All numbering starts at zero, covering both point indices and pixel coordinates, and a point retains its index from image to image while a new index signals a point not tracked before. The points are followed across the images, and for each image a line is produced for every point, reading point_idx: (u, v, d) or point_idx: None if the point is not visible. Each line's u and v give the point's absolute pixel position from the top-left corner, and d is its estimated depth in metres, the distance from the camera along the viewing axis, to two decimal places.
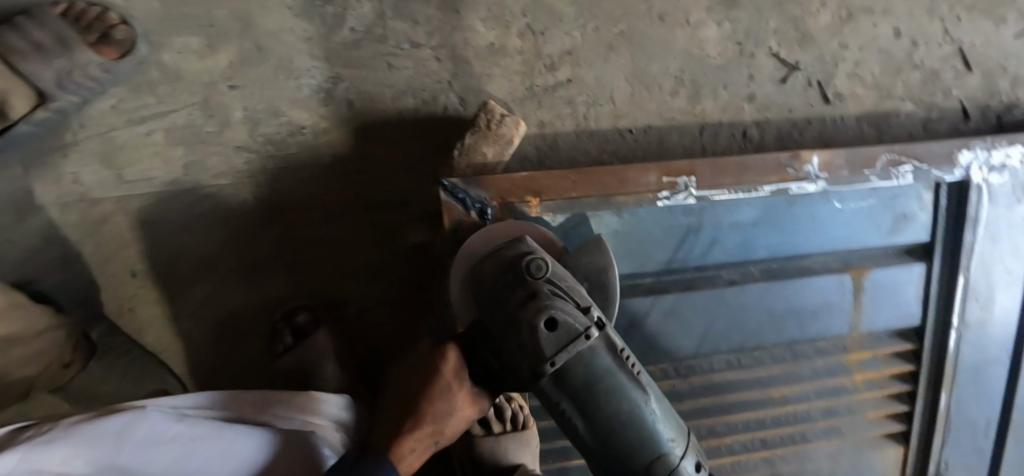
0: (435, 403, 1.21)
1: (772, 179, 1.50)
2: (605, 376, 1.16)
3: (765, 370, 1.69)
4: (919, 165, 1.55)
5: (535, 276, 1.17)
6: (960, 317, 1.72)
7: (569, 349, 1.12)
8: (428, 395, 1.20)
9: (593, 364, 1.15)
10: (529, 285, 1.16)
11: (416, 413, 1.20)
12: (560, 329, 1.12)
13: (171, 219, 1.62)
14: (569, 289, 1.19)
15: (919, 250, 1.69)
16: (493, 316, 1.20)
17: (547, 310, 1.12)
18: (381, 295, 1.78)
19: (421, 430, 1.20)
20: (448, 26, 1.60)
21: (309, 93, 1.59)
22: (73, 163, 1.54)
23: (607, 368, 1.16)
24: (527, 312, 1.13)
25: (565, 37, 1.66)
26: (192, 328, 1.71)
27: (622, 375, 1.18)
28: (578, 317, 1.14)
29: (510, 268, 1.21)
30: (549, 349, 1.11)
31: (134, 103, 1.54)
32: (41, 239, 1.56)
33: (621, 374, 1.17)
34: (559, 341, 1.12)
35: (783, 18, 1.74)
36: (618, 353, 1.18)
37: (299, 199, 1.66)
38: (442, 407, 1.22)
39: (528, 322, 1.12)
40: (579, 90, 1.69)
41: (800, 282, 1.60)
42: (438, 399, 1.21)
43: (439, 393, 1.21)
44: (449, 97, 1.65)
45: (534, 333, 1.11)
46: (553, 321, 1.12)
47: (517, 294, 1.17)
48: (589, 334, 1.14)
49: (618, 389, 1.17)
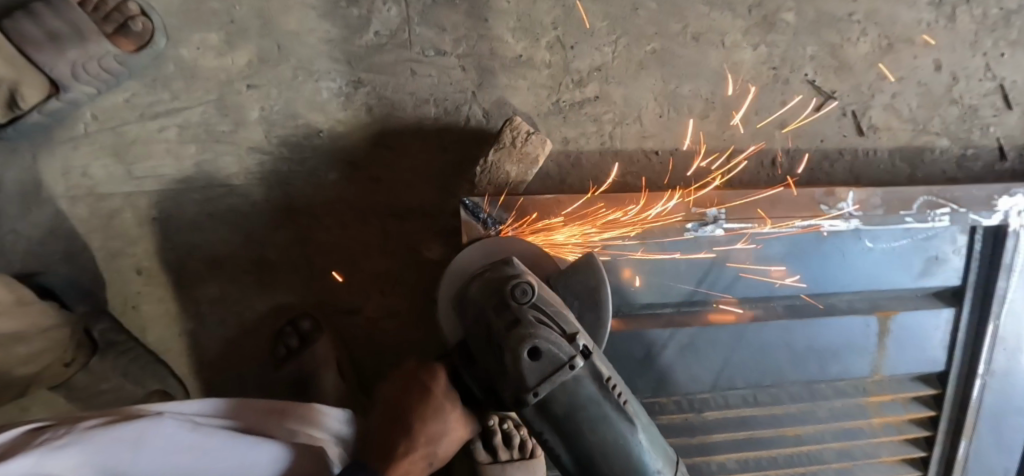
0: (427, 423, 1.10)
1: (805, 214, 1.47)
2: (590, 408, 1.05)
3: (782, 408, 1.64)
4: (957, 208, 1.51)
5: (519, 300, 1.05)
6: (986, 365, 1.66)
7: (553, 379, 1.01)
8: (419, 414, 1.10)
9: (577, 394, 1.04)
10: (511, 310, 1.05)
11: (407, 433, 1.09)
12: (543, 358, 1.01)
13: (180, 218, 1.56)
14: (556, 314, 1.06)
15: (948, 294, 1.63)
16: (475, 340, 1.10)
17: (530, 338, 1.01)
18: (387, 306, 1.68)
19: (413, 451, 1.09)
20: (475, 35, 1.55)
21: (328, 96, 1.54)
22: (83, 155, 1.50)
23: (594, 398, 1.06)
24: (509, 339, 1.02)
25: (595, 53, 1.60)
26: (194, 329, 1.64)
27: (609, 406, 1.07)
28: (564, 344, 1.03)
29: (493, 290, 1.09)
30: (532, 379, 1.01)
31: (149, 97, 1.49)
32: (48, 231, 1.52)
33: (608, 405, 1.07)
34: (541, 371, 1.01)
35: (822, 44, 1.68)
36: (606, 383, 1.07)
37: (313, 201, 1.60)
38: (434, 428, 1.11)
39: (509, 349, 1.01)
40: (606, 108, 1.63)
41: (823, 321, 1.56)
42: (430, 419, 1.11)
43: (433, 412, 1.11)
44: (473, 109, 1.60)
45: (517, 361, 1.00)
46: (536, 349, 1.01)
47: (498, 319, 1.05)
48: (574, 363, 1.03)
49: (605, 420, 1.06)
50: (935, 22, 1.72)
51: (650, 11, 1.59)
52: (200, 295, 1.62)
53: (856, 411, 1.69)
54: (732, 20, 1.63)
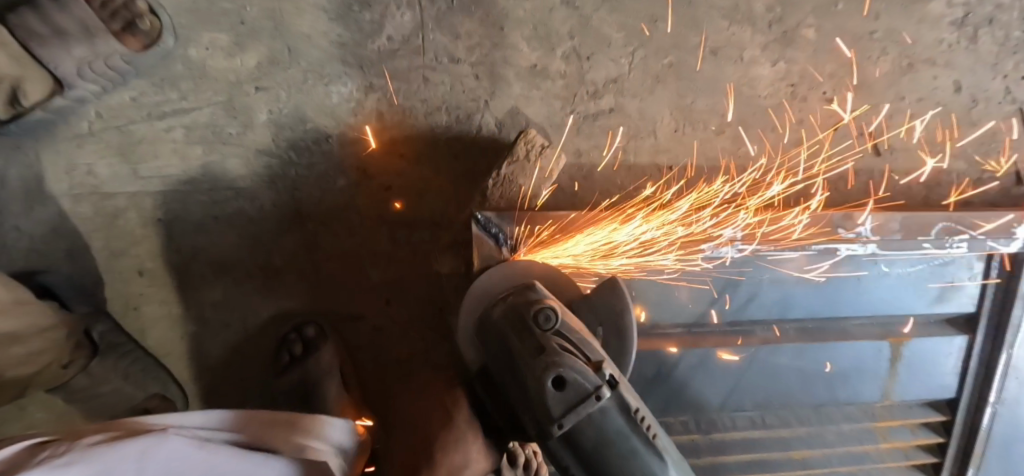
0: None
1: (821, 237, 1.45)
2: (617, 440, 1.01)
3: (789, 431, 1.63)
4: (975, 235, 1.48)
5: (542, 327, 1.02)
6: (997, 393, 1.64)
7: (578, 410, 0.98)
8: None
9: (604, 427, 1.01)
10: (535, 336, 1.02)
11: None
12: (568, 387, 0.98)
13: (184, 220, 1.54)
14: (581, 342, 1.03)
15: (961, 320, 1.62)
16: (500, 367, 1.09)
17: (554, 366, 0.98)
18: (394, 317, 1.66)
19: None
20: (489, 42, 1.52)
21: (339, 101, 1.51)
22: (88, 153, 1.47)
23: (621, 430, 1.02)
24: (532, 367, 1.00)
25: (611, 64, 1.57)
26: (196, 333, 1.61)
27: (637, 439, 1.02)
28: (590, 374, 0.99)
29: (517, 316, 1.07)
30: (556, 409, 0.98)
31: (156, 97, 1.46)
32: (50, 229, 1.50)
33: (635, 438, 1.02)
34: (566, 401, 0.98)
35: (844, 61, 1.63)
36: (633, 415, 1.02)
37: (321, 207, 1.57)
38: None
39: (532, 378, 1.00)
40: (620, 120, 1.60)
41: (834, 345, 1.56)
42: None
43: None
44: (485, 118, 1.57)
45: (540, 389, 0.99)
46: (560, 377, 0.99)
47: (522, 345, 1.03)
48: (600, 393, 0.99)
49: (633, 454, 1.02)
50: (962, 41, 1.66)
51: (669, 23, 1.56)
52: (203, 298, 1.59)
53: (865, 435, 1.68)
54: (752, 35, 1.59)
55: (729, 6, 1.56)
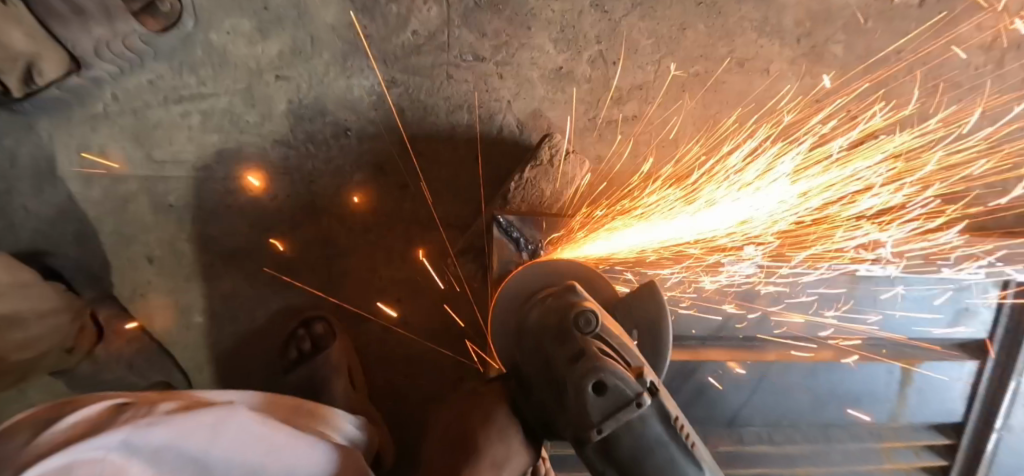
0: (492, 445, 0.97)
1: (840, 257, 1.46)
2: (656, 449, 0.97)
3: (796, 448, 1.64)
4: (993, 262, 1.49)
5: (582, 330, 0.97)
6: (1004, 420, 1.65)
7: (617, 417, 0.94)
8: (484, 436, 0.98)
9: (643, 435, 0.96)
10: (575, 341, 0.97)
11: (477, 455, 0.95)
12: (608, 393, 0.94)
13: (196, 208, 1.51)
14: (620, 347, 0.98)
15: (972, 346, 1.63)
16: (536, 370, 1.04)
17: (595, 372, 0.93)
18: (406, 317, 1.65)
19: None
20: (516, 42, 1.50)
21: (361, 95, 1.49)
22: (102, 136, 1.44)
23: (661, 438, 0.97)
24: (571, 372, 0.96)
25: (637, 71, 1.55)
26: (203, 324, 1.58)
27: (676, 449, 0.98)
28: (631, 380, 0.95)
29: (555, 317, 1.01)
30: (595, 415, 0.94)
31: (174, 81, 1.43)
32: (57, 210, 1.46)
33: (675, 447, 0.97)
34: (606, 407, 0.94)
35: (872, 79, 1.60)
36: (674, 424, 0.98)
37: (337, 202, 1.55)
38: (498, 450, 0.97)
39: (572, 383, 0.95)
40: (642, 128, 1.58)
41: (847, 366, 1.57)
42: (495, 440, 0.98)
43: (497, 434, 0.99)
44: (507, 118, 1.55)
45: (580, 396, 0.94)
46: (601, 383, 0.94)
47: (561, 350, 0.98)
48: (641, 401, 0.94)
49: (673, 463, 0.97)
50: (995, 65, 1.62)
51: (698, 32, 1.54)
52: (212, 289, 1.57)
53: (869, 454, 1.69)
54: (781, 48, 1.57)
55: (760, 18, 1.54)
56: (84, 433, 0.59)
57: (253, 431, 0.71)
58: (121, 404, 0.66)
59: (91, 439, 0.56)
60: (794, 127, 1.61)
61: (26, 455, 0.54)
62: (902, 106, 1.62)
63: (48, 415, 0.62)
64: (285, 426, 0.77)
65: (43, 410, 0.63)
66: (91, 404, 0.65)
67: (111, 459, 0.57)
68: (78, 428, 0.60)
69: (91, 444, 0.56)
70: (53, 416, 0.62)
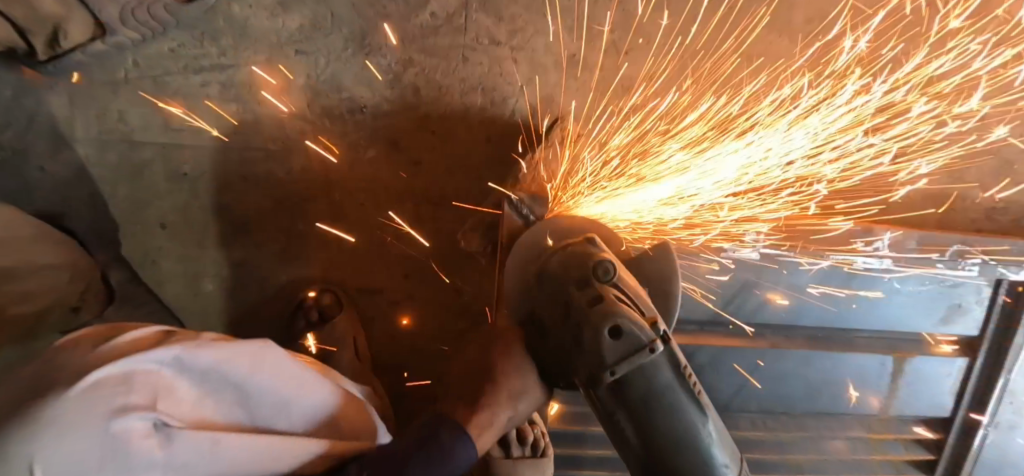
0: (509, 378, 1.03)
1: (841, 248, 1.50)
2: (665, 394, 0.99)
3: (788, 435, 1.69)
4: (987, 260, 1.56)
5: (601, 279, 1.02)
6: (991, 417, 1.70)
7: (632, 361, 0.97)
8: (501, 367, 1.04)
9: (654, 380, 0.99)
10: (593, 287, 1.02)
11: (495, 387, 1.01)
12: (624, 338, 0.97)
13: (211, 177, 1.54)
14: (635, 297, 1.03)
15: (964, 344, 1.67)
16: (552, 315, 1.05)
17: (612, 316, 0.97)
18: (412, 293, 1.69)
19: (497, 412, 1.01)
20: (531, 28, 1.53)
21: (377, 73, 1.52)
22: (122, 101, 1.46)
23: (670, 384, 1.00)
24: (588, 316, 0.99)
25: (648, 62, 1.58)
26: (213, 292, 1.61)
27: (683, 394, 1.00)
28: (645, 327, 0.98)
29: (574, 266, 1.06)
30: (610, 357, 0.97)
31: (195, 51, 1.45)
32: (74, 173, 1.48)
33: (682, 393, 1.00)
34: (621, 350, 0.97)
35: (857, 57, 1.60)
36: (683, 371, 1.01)
37: (350, 177, 1.58)
38: (515, 384, 1.04)
39: (591, 327, 0.98)
40: (651, 118, 1.62)
41: (841, 357, 1.61)
42: (513, 375, 1.04)
43: (514, 369, 1.04)
44: (519, 102, 1.58)
45: (597, 339, 0.97)
46: (618, 328, 0.98)
47: (579, 295, 1.02)
48: (655, 347, 0.98)
49: (680, 408, 0.99)
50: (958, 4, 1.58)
51: (709, 25, 1.57)
52: (223, 258, 1.60)
53: (858, 444, 1.74)
54: (790, 46, 1.60)
55: (771, 15, 1.57)
56: (138, 348, 0.72)
57: (279, 363, 0.85)
58: (164, 332, 0.79)
59: (149, 353, 0.70)
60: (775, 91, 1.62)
61: (85, 363, 0.66)
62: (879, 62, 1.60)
63: (100, 336, 0.74)
64: (299, 362, 0.91)
65: (89, 333, 0.75)
66: (137, 328, 0.78)
67: (161, 371, 0.71)
68: (131, 345, 0.73)
69: (148, 357, 0.69)
70: (103, 337, 0.74)
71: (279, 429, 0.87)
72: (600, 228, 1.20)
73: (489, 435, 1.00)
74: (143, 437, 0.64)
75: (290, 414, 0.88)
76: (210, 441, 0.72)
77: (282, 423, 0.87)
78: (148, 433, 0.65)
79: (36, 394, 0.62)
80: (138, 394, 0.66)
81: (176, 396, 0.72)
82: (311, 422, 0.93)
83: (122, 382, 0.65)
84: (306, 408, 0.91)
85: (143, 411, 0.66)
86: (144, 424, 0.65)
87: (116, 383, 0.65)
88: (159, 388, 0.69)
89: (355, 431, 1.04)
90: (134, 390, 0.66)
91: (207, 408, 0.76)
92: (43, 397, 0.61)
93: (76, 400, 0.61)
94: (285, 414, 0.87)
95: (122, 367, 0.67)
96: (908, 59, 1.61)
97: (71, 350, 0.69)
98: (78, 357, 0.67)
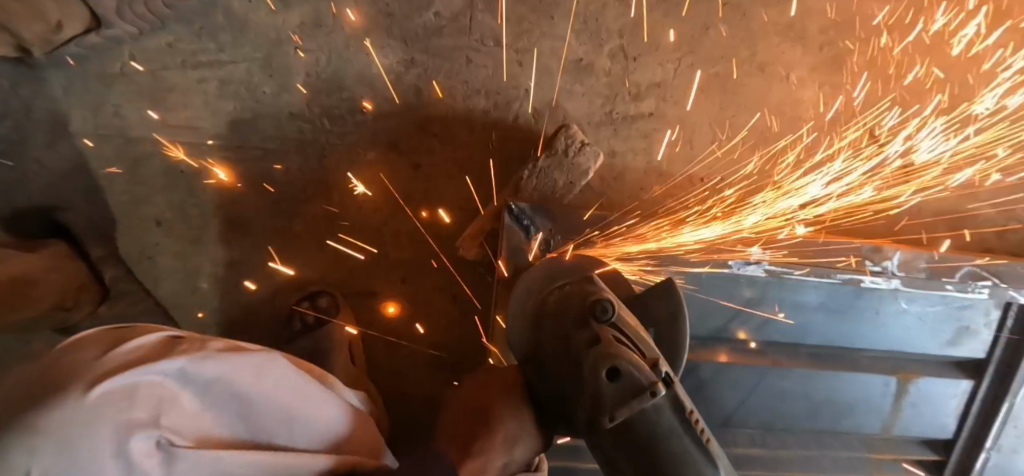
0: (504, 421, 0.98)
1: (848, 267, 1.48)
2: (669, 440, 0.95)
3: (786, 451, 1.67)
4: (998, 283, 1.53)
5: (599, 318, 1.00)
6: (994, 441, 1.67)
7: (632, 404, 0.95)
8: (496, 410, 0.99)
9: (656, 425, 0.96)
10: (592, 328, 1.01)
11: (488, 429, 0.96)
12: (623, 380, 0.95)
13: (209, 175, 1.51)
14: (637, 339, 1.01)
15: (970, 366, 1.64)
16: (553, 357, 1.04)
17: (610, 357, 0.96)
18: (410, 298, 1.66)
19: (492, 458, 0.93)
20: (538, 31, 1.49)
21: (379, 73, 1.48)
22: (118, 95, 1.43)
23: (673, 430, 0.96)
24: (587, 357, 0.98)
25: (657, 68, 1.54)
26: (207, 291, 1.58)
27: (688, 441, 0.96)
28: (645, 369, 0.96)
29: (574, 306, 1.05)
30: (609, 400, 0.95)
31: (194, 46, 1.42)
32: (69, 167, 1.45)
33: (686, 440, 0.96)
34: (621, 393, 0.95)
35: (867, 59, 1.56)
36: (688, 416, 0.97)
37: (349, 178, 1.55)
38: (511, 427, 0.98)
39: (588, 368, 0.97)
40: (658, 125, 1.57)
41: (843, 375, 1.58)
42: (508, 417, 0.99)
43: (511, 410, 1.01)
44: (523, 107, 1.54)
45: (595, 381, 0.96)
46: (616, 370, 0.96)
47: (578, 337, 1.02)
48: (656, 389, 0.95)
49: (685, 456, 0.95)
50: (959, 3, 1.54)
51: (720, 32, 1.53)
52: (219, 258, 1.57)
53: (857, 464, 1.71)
54: (805, 55, 1.55)
55: (785, 23, 1.53)
56: (147, 357, 0.68)
57: (286, 378, 0.82)
58: (177, 337, 0.75)
59: (153, 366, 0.66)
60: (785, 102, 1.58)
61: (93, 368, 0.63)
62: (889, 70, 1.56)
63: (108, 338, 0.70)
64: (307, 378, 0.87)
65: (99, 333, 0.71)
66: (146, 333, 0.74)
67: (166, 385, 0.67)
68: (139, 352, 0.69)
69: (154, 368, 0.66)
70: (112, 339, 0.70)
71: (286, 447, 0.82)
72: (602, 265, 1.18)
73: None
74: (143, 456, 0.62)
75: (301, 430, 0.84)
76: (212, 458, 0.69)
77: (289, 440, 0.82)
78: (149, 452, 0.63)
79: (38, 397, 0.58)
80: (140, 410, 0.63)
81: (180, 410, 0.68)
82: (321, 439, 0.88)
83: (125, 397, 0.62)
84: (314, 425, 0.86)
85: (145, 429, 0.63)
86: (146, 442, 0.63)
87: (118, 398, 0.61)
88: (162, 403, 0.66)
89: (362, 447, 0.97)
90: (136, 405, 0.63)
91: (211, 425, 0.72)
92: (45, 403, 0.58)
93: (78, 412, 0.58)
94: (290, 431, 0.82)
95: (126, 379, 0.63)
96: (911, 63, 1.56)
97: (79, 350, 0.66)
98: (84, 361, 0.64)
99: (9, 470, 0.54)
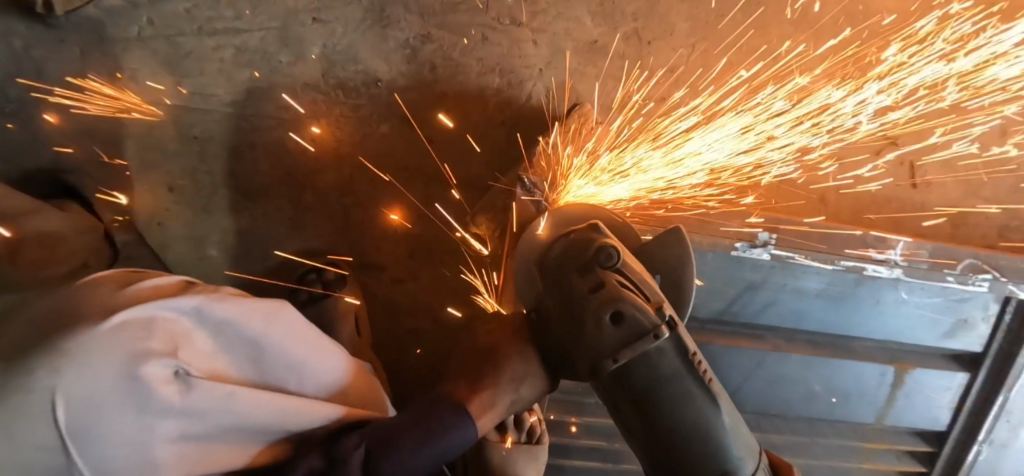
0: (513, 361, 1.03)
1: (853, 254, 1.49)
2: (671, 381, 0.98)
3: (782, 438, 1.70)
4: (998, 277, 1.52)
5: (603, 264, 0.99)
6: (986, 434, 1.70)
7: (634, 347, 0.97)
8: (506, 351, 1.04)
9: (659, 367, 0.98)
10: (596, 274, 1.00)
11: (495, 368, 1.02)
12: (626, 325, 0.97)
13: (222, 143, 1.52)
14: (640, 283, 1.01)
15: (965, 358, 1.68)
16: (552, 312, 1.05)
17: (615, 302, 0.97)
18: (418, 271, 1.69)
19: (499, 394, 1.01)
20: (554, 11, 1.50)
21: (394, 46, 1.49)
22: (134, 59, 1.44)
23: (677, 372, 0.99)
24: (591, 302, 0.98)
25: (670, 53, 1.55)
26: (218, 257, 1.60)
27: (690, 381, 0.99)
28: (649, 312, 0.97)
29: (575, 257, 1.04)
30: (612, 345, 0.97)
31: (210, 12, 1.42)
32: (83, 130, 1.45)
33: (688, 380, 0.99)
34: (623, 337, 0.97)
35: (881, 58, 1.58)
36: (692, 358, 0.99)
37: (363, 151, 1.57)
38: (518, 368, 1.03)
39: (591, 315, 0.98)
40: (668, 110, 1.59)
41: (841, 363, 1.61)
42: (516, 358, 1.04)
43: (519, 353, 1.05)
44: (536, 86, 1.56)
45: (598, 327, 0.97)
46: (619, 314, 0.97)
47: (581, 283, 1.01)
48: (659, 332, 0.97)
49: (689, 397, 0.99)
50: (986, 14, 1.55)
51: (735, 20, 1.54)
52: (229, 225, 1.59)
53: (849, 451, 1.75)
54: (817, 47, 1.57)
55: (799, 13, 1.54)
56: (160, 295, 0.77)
57: (295, 326, 0.88)
58: (188, 282, 0.84)
59: (168, 302, 0.74)
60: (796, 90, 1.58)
61: (111, 301, 0.71)
62: (903, 62, 1.57)
63: (123, 279, 0.79)
64: (312, 326, 0.94)
65: (116, 274, 0.80)
66: (159, 276, 0.83)
67: (180, 321, 0.75)
68: (157, 290, 0.78)
69: (169, 305, 0.74)
70: (131, 279, 0.80)
71: (292, 390, 0.90)
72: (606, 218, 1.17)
73: (490, 417, 1.00)
74: (162, 383, 0.69)
75: (311, 378, 0.92)
76: (227, 393, 0.76)
77: (295, 384, 0.90)
78: (168, 380, 0.70)
79: (62, 323, 0.67)
80: (157, 340, 0.70)
81: (193, 346, 0.76)
82: (325, 387, 0.96)
83: (144, 327, 0.70)
84: (320, 372, 0.94)
85: (163, 358, 0.70)
86: (164, 370, 0.69)
87: (136, 328, 0.69)
88: (178, 337, 0.74)
89: (363, 400, 1.06)
90: (155, 336, 0.71)
91: (222, 365, 0.80)
92: (69, 330, 0.66)
93: (102, 337, 0.66)
94: (296, 375, 0.89)
95: (145, 311, 0.71)
96: (928, 53, 1.56)
97: (97, 286, 0.74)
98: (105, 293, 0.73)
99: (34, 390, 0.61)
